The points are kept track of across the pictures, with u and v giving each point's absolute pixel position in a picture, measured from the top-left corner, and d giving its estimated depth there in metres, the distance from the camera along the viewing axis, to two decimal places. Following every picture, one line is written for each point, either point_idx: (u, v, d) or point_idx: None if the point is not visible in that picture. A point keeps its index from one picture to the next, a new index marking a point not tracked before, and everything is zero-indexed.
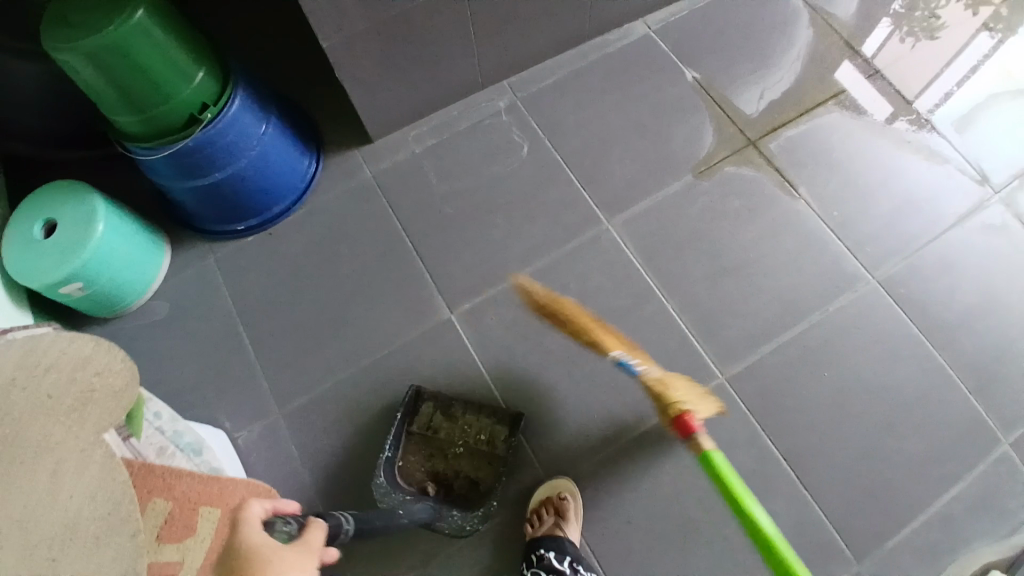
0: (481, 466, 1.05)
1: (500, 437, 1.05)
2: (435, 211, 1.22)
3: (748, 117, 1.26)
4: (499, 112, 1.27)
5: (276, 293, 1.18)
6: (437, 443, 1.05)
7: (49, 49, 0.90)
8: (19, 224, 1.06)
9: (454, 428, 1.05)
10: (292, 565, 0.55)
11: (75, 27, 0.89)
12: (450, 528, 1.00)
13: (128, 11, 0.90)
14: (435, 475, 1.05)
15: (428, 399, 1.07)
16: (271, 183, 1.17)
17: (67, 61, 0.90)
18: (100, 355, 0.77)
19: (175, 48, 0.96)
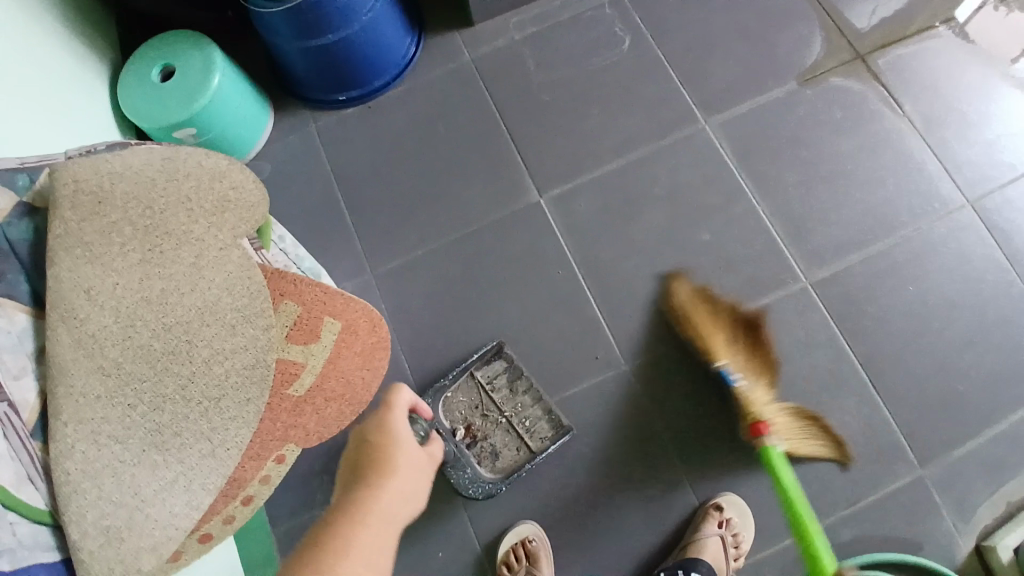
0: (510, 447, 1.08)
1: (537, 425, 1.08)
2: (531, 97, 1.23)
3: (858, 30, 1.22)
4: (603, 5, 1.26)
5: (372, 164, 1.21)
6: (488, 401, 1.10)
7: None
8: (140, 68, 1.10)
9: (508, 399, 1.09)
10: (418, 467, 0.68)
11: None
12: (453, 477, 1.05)
13: None
14: (469, 426, 1.10)
15: (503, 360, 1.10)
16: (377, 55, 1.19)
17: None
18: (234, 172, 0.80)
19: None
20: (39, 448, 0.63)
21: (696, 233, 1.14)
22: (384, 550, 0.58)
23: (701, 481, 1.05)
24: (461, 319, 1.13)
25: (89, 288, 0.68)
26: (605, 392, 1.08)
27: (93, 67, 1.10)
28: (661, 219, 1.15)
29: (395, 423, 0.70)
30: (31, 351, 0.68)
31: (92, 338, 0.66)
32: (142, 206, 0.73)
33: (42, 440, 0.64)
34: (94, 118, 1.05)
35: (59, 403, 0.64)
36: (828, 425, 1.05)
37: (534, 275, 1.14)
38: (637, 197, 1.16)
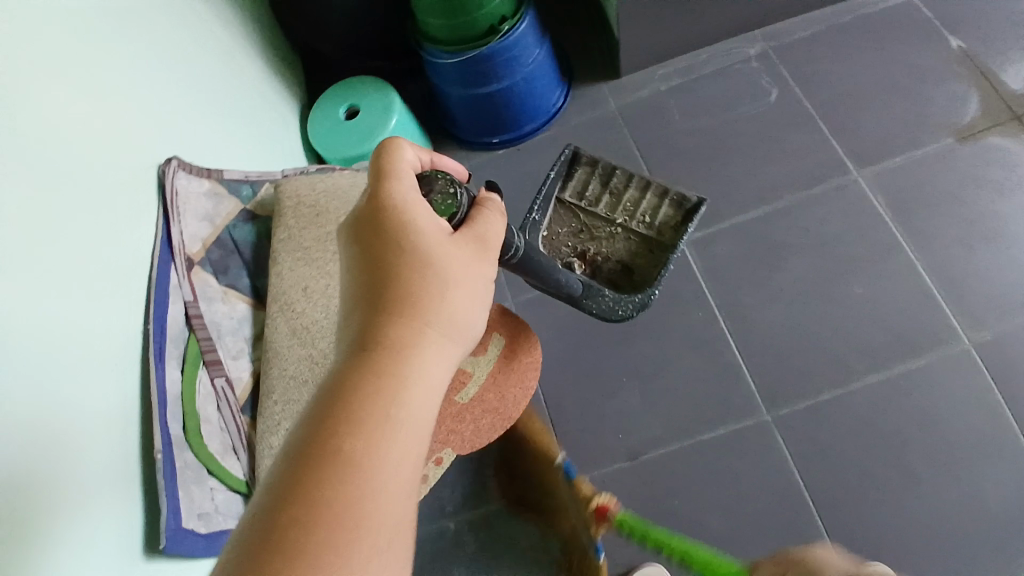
0: (638, 251, 1.05)
1: (650, 217, 1.04)
2: (674, 144, 1.27)
3: (1014, 90, 1.18)
4: (750, 59, 1.31)
5: (518, 200, 1.29)
6: (592, 216, 1.05)
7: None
8: (329, 106, 1.25)
9: (613, 204, 1.05)
10: (451, 267, 0.52)
11: None
12: (602, 309, 0.99)
13: None
14: (582, 252, 1.05)
15: (587, 167, 1.06)
16: (532, 103, 1.29)
17: None
18: None
19: None
20: (247, 423, 0.72)
21: (846, 284, 1.11)
22: (402, 475, 0.43)
23: (848, 544, 0.97)
24: (595, 351, 1.15)
25: (306, 287, 0.77)
26: (743, 439, 1.05)
27: (288, 105, 1.26)
28: (806, 266, 1.13)
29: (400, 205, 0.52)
30: (248, 336, 0.77)
31: (305, 329, 0.74)
32: None
33: (250, 415, 0.73)
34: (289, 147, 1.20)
35: (271, 383, 0.72)
36: (995, 499, 0.96)
37: (672, 314, 1.15)
38: (781, 244, 1.16)
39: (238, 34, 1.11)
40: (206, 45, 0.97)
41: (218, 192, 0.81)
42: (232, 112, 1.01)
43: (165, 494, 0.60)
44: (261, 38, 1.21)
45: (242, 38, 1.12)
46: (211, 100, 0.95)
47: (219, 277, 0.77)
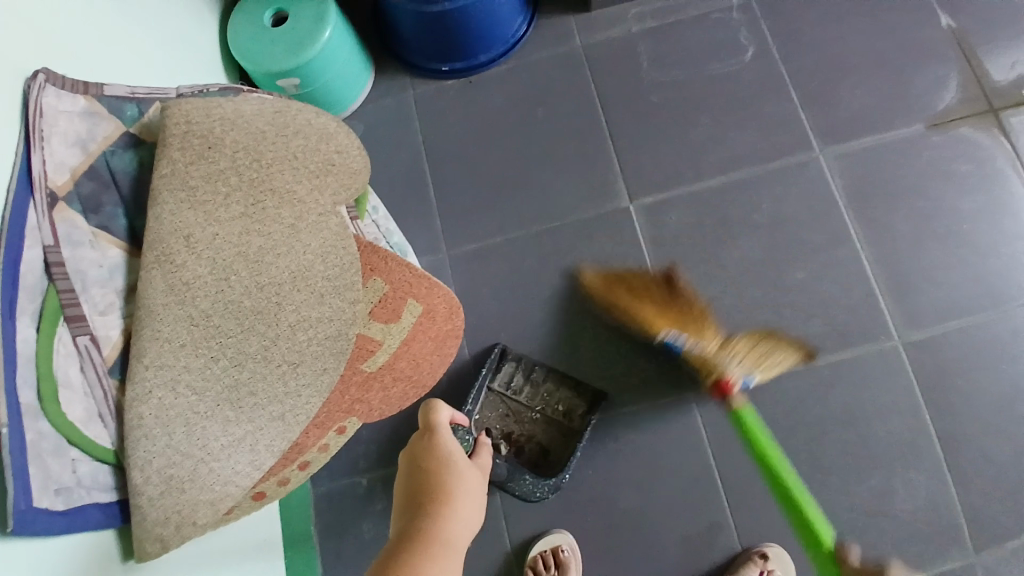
0: (554, 436, 1.05)
1: (564, 408, 1.06)
2: (638, 96, 1.17)
3: (998, 79, 1.12)
4: (731, 8, 1.19)
5: (464, 140, 1.18)
6: (516, 404, 1.06)
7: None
8: (253, 8, 1.08)
9: (534, 395, 1.06)
10: (477, 490, 0.65)
11: None
12: (522, 490, 1.01)
13: None
14: (507, 435, 1.06)
15: (512, 361, 1.07)
16: (488, 29, 1.15)
17: None
18: (340, 136, 0.80)
19: None
20: (115, 386, 0.64)
21: (790, 270, 1.08)
22: None
23: (749, 527, 1.00)
24: (526, 312, 1.10)
25: (189, 235, 0.67)
26: (664, 418, 1.04)
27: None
28: (754, 247, 1.09)
29: (447, 446, 0.67)
30: (121, 287, 0.67)
31: (186, 284, 0.66)
32: (249, 158, 0.72)
33: (120, 377, 0.64)
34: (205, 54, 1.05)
35: (142, 344, 0.64)
36: (892, 496, 0.99)
37: (611, 285, 1.10)
38: (733, 221, 1.10)
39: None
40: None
41: (95, 110, 0.69)
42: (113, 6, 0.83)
43: (12, 473, 0.52)
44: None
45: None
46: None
47: (90, 216, 0.66)
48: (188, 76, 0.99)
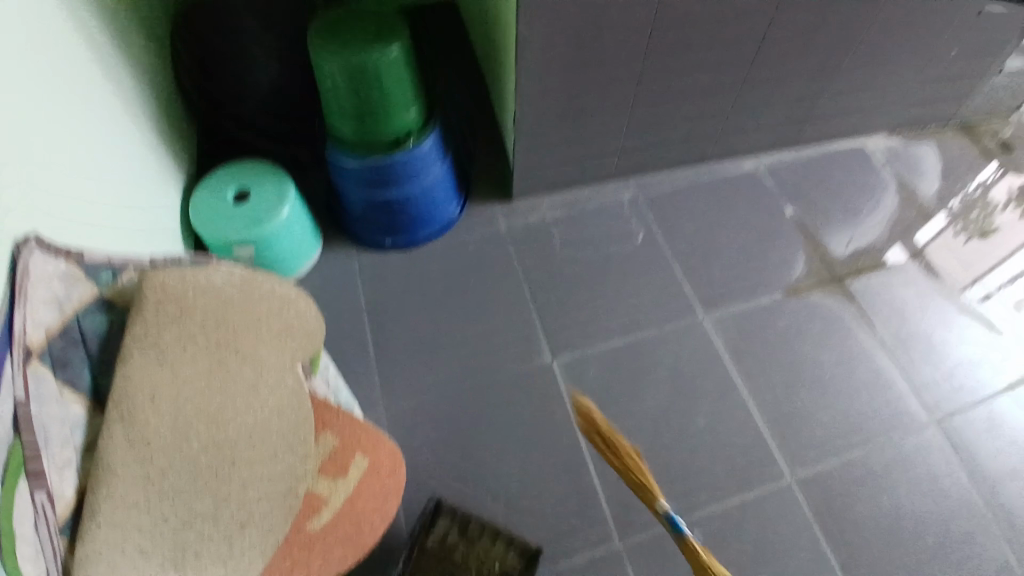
0: None
1: (497, 564, 1.03)
2: (554, 269, 1.38)
3: (835, 257, 1.44)
4: (623, 202, 1.47)
5: (403, 304, 1.31)
6: (450, 564, 1.03)
7: (314, 50, 1.03)
8: (218, 185, 1.22)
9: (468, 552, 1.04)
10: None
11: (346, 40, 1.03)
12: None
13: (390, 44, 1.04)
14: None
15: (447, 516, 1.07)
16: (427, 213, 1.34)
17: (327, 68, 1.02)
18: (298, 303, 0.85)
19: (412, 85, 1.10)
20: (62, 547, 0.64)
21: (693, 418, 1.23)
22: None
23: None
24: (461, 462, 1.16)
25: (153, 395, 0.72)
26: (596, 566, 1.09)
27: (172, 173, 1.20)
28: (661, 398, 1.24)
29: None
30: (81, 443, 0.70)
31: (145, 443, 0.70)
32: (216, 323, 0.79)
33: (68, 538, 0.66)
34: (168, 227, 1.15)
35: (96, 502, 0.66)
36: None
37: (538, 436, 1.19)
38: (641, 375, 1.26)
39: (126, 94, 1.06)
40: (82, 108, 0.91)
41: (71, 274, 0.74)
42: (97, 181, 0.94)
43: None
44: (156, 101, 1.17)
45: (129, 100, 1.06)
46: (71, 165, 0.87)
47: (58, 371, 0.70)
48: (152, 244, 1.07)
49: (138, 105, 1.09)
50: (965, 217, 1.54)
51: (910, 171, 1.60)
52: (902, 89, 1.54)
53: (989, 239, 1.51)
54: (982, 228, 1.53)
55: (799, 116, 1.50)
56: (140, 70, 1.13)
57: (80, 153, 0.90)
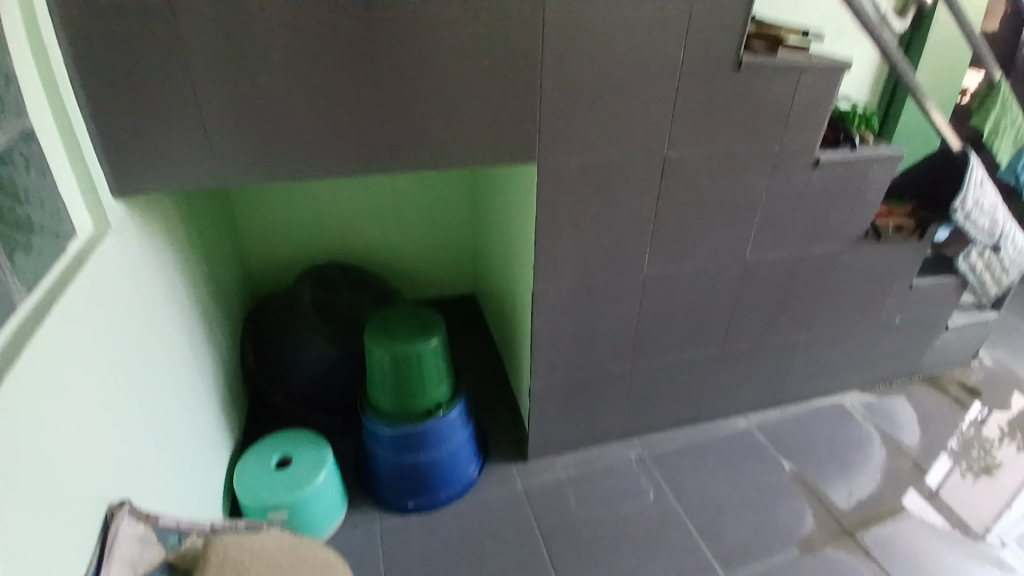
0: None
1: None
2: (571, 530, 1.41)
3: (841, 510, 1.49)
4: (631, 461, 1.58)
5: (424, 569, 1.32)
6: None
7: (368, 343, 1.25)
8: (263, 451, 1.34)
9: None
10: None
11: (394, 335, 1.26)
12: None
13: (429, 337, 1.27)
14: None
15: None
16: (449, 476, 1.43)
17: (376, 355, 1.24)
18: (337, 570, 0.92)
19: (444, 366, 1.31)
20: None
21: None
22: None
23: None
24: None
25: None
26: None
27: (222, 440, 1.31)
28: None
29: None
30: None
31: None
32: None
33: None
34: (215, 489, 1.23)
35: None
36: None
37: None
38: None
39: (201, 372, 1.23)
40: (172, 388, 1.06)
41: (147, 538, 0.83)
42: (175, 452, 1.04)
43: None
44: (219, 377, 1.34)
45: (203, 378, 1.23)
46: (160, 441, 0.99)
47: None
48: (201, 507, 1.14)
49: (208, 381, 1.25)
50: (966, 456, 1.68)
51: (888, 425, 1.76)
52: (861, 355, 1.77)
53: (988, 479, 1.61)
54: (979, 469, 1.64)
55: (778, 380, 1.70)
56: (216, 354, 1.32)
57: (166, 428, 1.02)
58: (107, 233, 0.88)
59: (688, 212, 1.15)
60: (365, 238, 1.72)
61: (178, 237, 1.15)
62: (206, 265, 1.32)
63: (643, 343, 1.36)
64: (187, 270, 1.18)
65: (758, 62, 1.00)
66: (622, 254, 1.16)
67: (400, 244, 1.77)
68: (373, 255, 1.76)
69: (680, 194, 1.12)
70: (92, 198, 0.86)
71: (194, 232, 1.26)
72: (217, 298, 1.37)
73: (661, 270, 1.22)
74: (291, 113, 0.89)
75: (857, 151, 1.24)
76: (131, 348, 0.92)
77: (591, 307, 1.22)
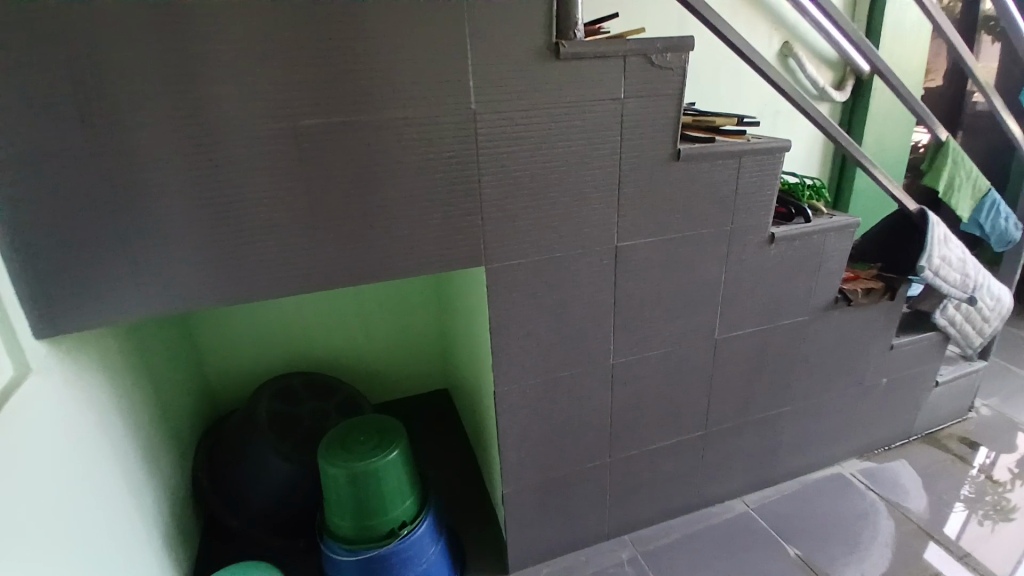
0: None
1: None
2: None
3: None
4: (622, 561, 1.44)
5: None
6: None
7: (321, 463, 1.17)
8: None
9: None
10: None
11: (349, 451, 1.18)
12: None
13: (388, 447, 1.19)
14: None
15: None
16: None
17: (333, 474, 1.15)
18: None
19: (406, 479, 1.23)
20: None
21: None
22: None
23: None
24: None
25: None
26: None
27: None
28: None
29: None
30: None
31: None
32: None
33: None
34: None
35: None
36: None
37: None
38: None
39: (143, 512, 1.13)
40: (108, 534, 0.96)
41: None
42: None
43: None
44: (164, 513, 1.23)
45: (143, 516, 1.12)
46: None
47: None
48: None
49: (150, 521, 1.15)
50: (980, 506, 1.60)
51: (890, 492, 1.66)
52: (849, 422, 1.70)
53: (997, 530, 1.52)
54: (992, 526, 1.53)
55: (769, 456, 1.61)
56: (158, 488, 1.22)
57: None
58: (28, 376, 0.80)
59: (647, 299, 1.12)
60: (329, 344, 1.68)
61: (110, 370, 1.08)
62: (149, 388, 1.26)
63: (620, 434, 1.29)
64: (121, 402, 1.11)
65: (698, 150, 1.01)
66: (584, 347, 1.12)
67: (366, 347, 1.73)
68: (338, 360, 1.71)
69: (637, 283, 1.09)
70: (12, 342, 0.78)
71: (133, 360, 1.19)
72: (158, 426, 1.28)
73: (627, 359, 1.18)
74: (223, 241, 0.85)
75: (810, 223, 1.24)
76: (63, 501, 0.82)
77: (559, 404, 1.17)
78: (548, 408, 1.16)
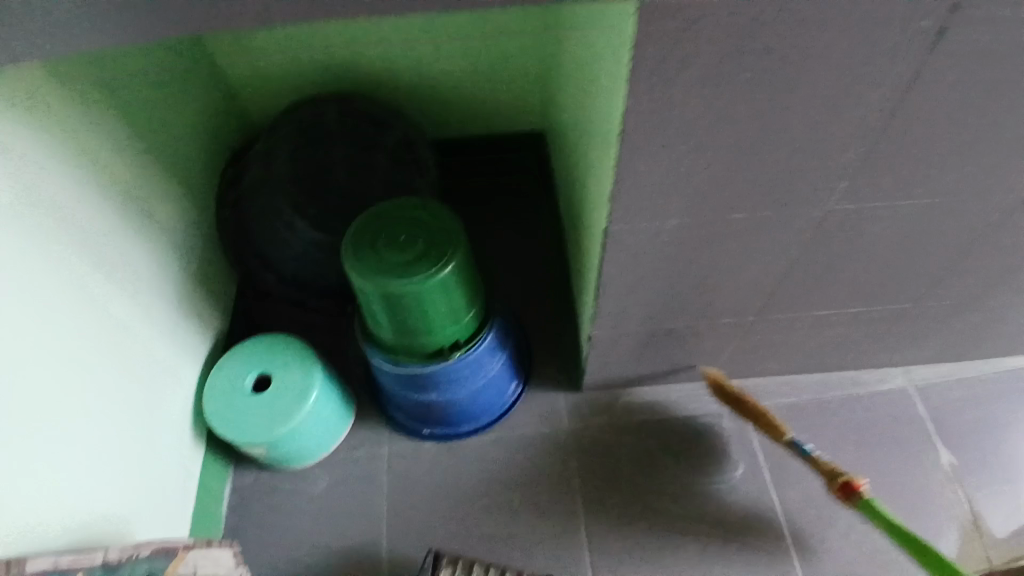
0: None
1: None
2: (621, 490, 1.10)
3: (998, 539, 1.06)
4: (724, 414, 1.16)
5: (432, 510, 1.10)
6: None
7: (350, 269, 0.89)
8: (233, 365, 1.05)
9: None
10: None
11: (383, 260, 0.89)
12: None
13: (433, 266, 0.89)
14: None
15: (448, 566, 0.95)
16: (475, 409, 1.12)
17: (360, 286, 0.89)
18: None
19: (459, 298, 0.94)
20: None
21: None
22: None
23: None
24: None
25: None
26: None
27: (191, 353, 1.05)
28: None
29: None
30: None
31: None
32: None
33: None
34: (191, 420, 1.02)
35: None
36: None
37: None
38: None
39: (127, 262, 0.91)
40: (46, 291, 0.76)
41: None
42: (74, 417, 0.78)
43: None
44: (179, 271, 1.03)
45: (129, 266, 0.91)
46: (36, 421, 0.72)
47: None
48: (164, 447, 0.94)
49: (148, 280, 0.95)
50: None
51: None
52: None
53: None
54: None
55: (978, 338, 1.13)
56: (159, 231, 0.99)
57: (53, 407, 0.75)
58: None
59: (925, 91, 0.62)
60: (390, 67, 1.22)
61: (41, 99, 0.77)
62: (129, 100, 0.93)
63: (776, 285, 0.91)
64: (74, 162, 0.81)
65: None
66: (777, 159, 0.69)
67: (447, 81, 1.27)
68: (405, 95, 1.28)
69: (930, 66, 0.60)
70: None
71: (95, 96, 0.86)
72: (161, 179, 1.01)
73: (840, 198, 0.75)
74: None
75: None
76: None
77: (703, 232, 0.78)
78: (687, 234, 0.78)
